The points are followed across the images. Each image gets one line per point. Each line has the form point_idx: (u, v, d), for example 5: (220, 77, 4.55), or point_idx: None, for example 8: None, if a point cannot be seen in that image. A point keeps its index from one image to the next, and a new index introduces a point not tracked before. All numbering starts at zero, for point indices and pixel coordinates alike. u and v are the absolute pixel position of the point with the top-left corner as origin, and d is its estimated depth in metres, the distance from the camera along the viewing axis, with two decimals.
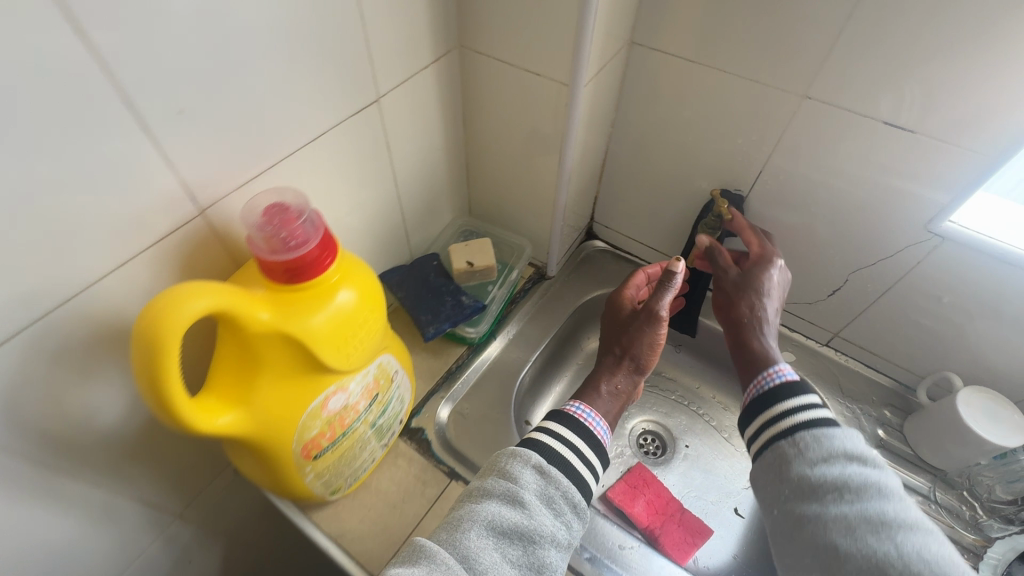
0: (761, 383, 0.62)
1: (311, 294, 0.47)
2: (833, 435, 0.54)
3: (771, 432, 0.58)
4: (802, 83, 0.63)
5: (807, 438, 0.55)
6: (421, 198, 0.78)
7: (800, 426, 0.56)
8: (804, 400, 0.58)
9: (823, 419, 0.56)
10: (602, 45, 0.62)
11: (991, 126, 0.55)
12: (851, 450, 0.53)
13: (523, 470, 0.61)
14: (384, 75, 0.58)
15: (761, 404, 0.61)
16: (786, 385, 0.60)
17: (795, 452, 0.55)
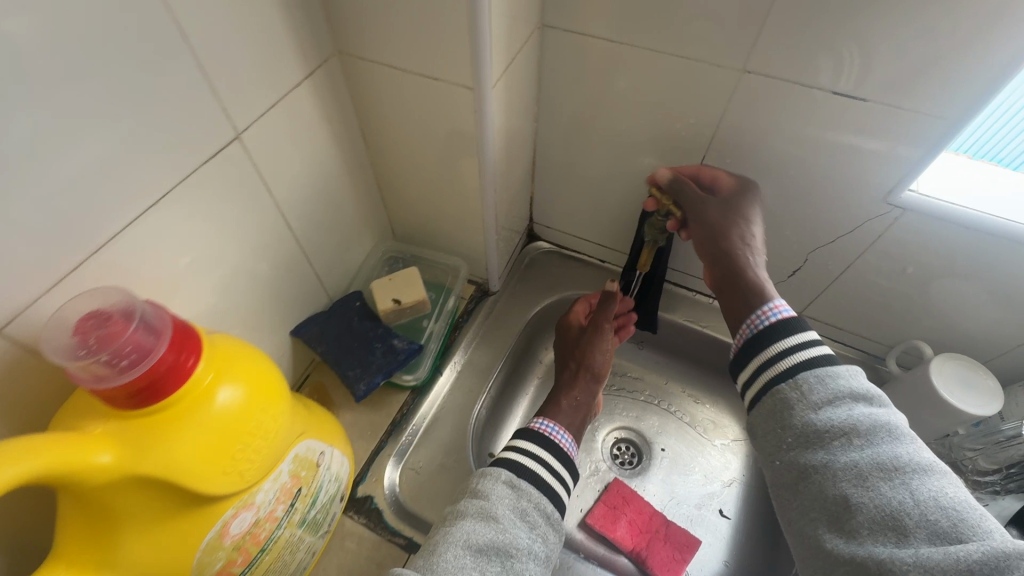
0: (755, 323, 0.56)
1: (177, 412, 0.37)
2: (835, 372, 0.49)
3: (768, 375, 0.52)
4: (735, 57, 0.55)
5: (810, 380, 0.49)
6: (328, 232, 0.67)
7: (800, 365, 0.50)
8: (801, 336, 0.52)
9: (824, 356, 0.50)
10: (507, 38, 0.52)
11: (947, 87, 0.49)
12: (859, 391, 0.47)
13: (492, 486, 0.58)
14: (240, 106, 0.47)
15: (755, 346, 0.54)
16: (783, 323, 0.54)
17: (797, 397, 0.49)
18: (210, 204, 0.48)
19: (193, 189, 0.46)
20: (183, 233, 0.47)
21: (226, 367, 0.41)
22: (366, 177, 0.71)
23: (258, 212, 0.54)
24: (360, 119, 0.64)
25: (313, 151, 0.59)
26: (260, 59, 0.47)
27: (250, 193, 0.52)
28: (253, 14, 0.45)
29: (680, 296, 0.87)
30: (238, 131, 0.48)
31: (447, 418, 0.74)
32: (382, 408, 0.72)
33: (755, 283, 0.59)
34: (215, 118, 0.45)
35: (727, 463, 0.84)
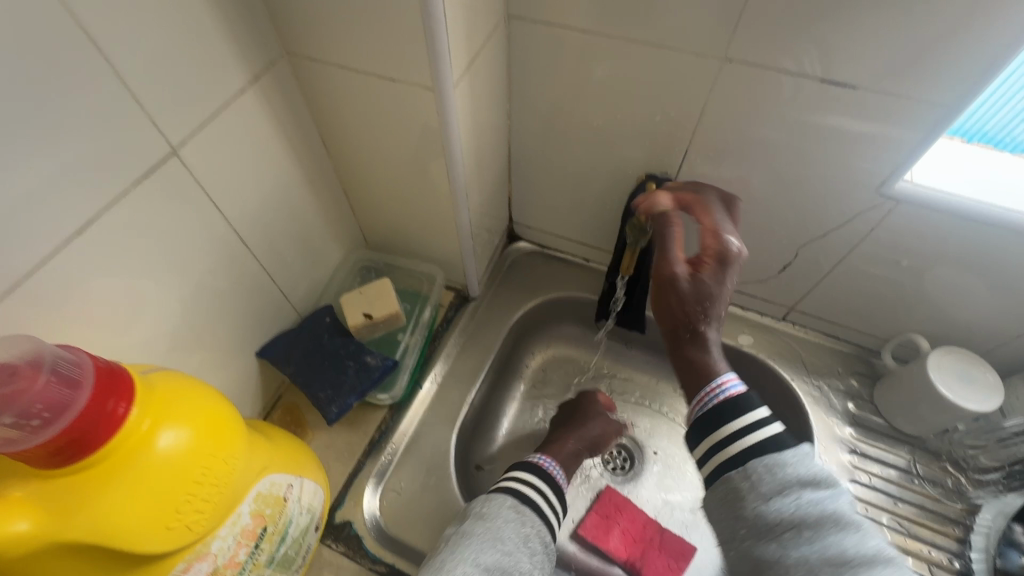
0: (703, 401, 0.47)
1: (111, 466, 0.34)
2: (782, 458, 0.42)
3: (719, 460, 0.44)
4: (709, 46, 0.52)
5: (756, 471, 0.42)
6: (290, 245, 0.64)
7: (740, 447, 0.44)
8: (752, 419, 0.44)
9: (771, 441, 0.43)
10: (467, 32, 0.49)
11: (937, 71, 0.46)
12: (805, 474, 0.41)
13: (499, 508, 0.59)
14: (169, 119, 0.43)
15: (705, 426, 0.46)
16: (733, 403, 0.46)
17: (748, 487, 0.42)
18: (149, 222, 0.46)
19: (128, 207, 0.43)
20: (121, 255, 0.44)
21: (168, 410, 0.37)
22: (330, 185, 0.67)
23: (206, 228, 0.51)
24: (318, 124, 0.61)
25: (264, 161, 0.55)
26: (193, 65, 0.44)
27: (194, 209, 0.49)
28: (181, 17, 0.42)
29: None
30: (174, 144, 0.45)
31: (428, 435, 0.70)
32: (359, 427, 0.69)
33: (698, 358, 0.48)
34: (145, 130, 0.42)
35: None
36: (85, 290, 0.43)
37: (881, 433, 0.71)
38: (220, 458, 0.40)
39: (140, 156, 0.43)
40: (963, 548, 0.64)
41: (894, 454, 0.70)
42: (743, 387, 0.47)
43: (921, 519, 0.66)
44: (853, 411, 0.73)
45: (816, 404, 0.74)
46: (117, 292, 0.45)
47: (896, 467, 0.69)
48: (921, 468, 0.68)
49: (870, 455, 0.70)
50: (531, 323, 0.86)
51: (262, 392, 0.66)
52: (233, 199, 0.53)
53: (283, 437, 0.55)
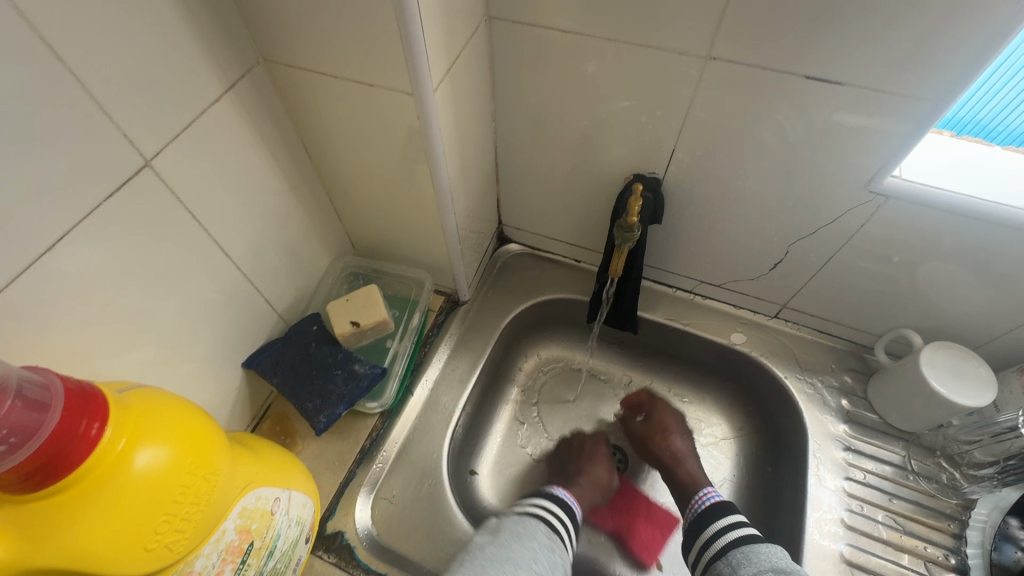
0: (695, 507, 0.69)
1: (85, 489, 0.33)
2: (760, 550, 0.59)
3: (710, 553, 0.63)
4: (690, 44, 0.51)
5: (738, 555, 0.60)
6: (274, 253, 0.63)
7: (732, 545, 0.61)
8: (733, 519, 0.64)
9: (749, 536, 0.62)
10: (446, 35, 0.48)
11: (920, 67, 0.46)
12: (779, 565, 0.56)
13: (535, 531, 0.61)
14: (140, 131, 0.43)
15: (698, 525, 0.67)
16: (717, 505, 0.67)
17: (729, 571, 0.60)
18: (126, 235, 0.45)
19: (102, 220, 0.43)
20: (98, 269, 0.44)
21: (144, 430, 0.36)
22: (314, 191, 0.67)
23: (186, 240, 0.51)
24: (298, 130, 0.60)
25: (243, 170, 0.54)
26: (165, 75, 0.43)
27: (172, 220, 0.49)
28: (152, 27, 0.41)
29: (660, 293, 0.83)
30: (148, 156, 0.44)
31: (420, 441, 0.70)
32: (350, 435, 0.68)
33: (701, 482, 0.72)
34: (114, 143, 0.41)
35: (717, 466, 0.79)
36: (61, 307, 0.42)
37: (875, 429, 0.71)
38: (200, 476, 0.39)
39: (112, 167, 0.42)
40: (958, 544, 0.63)
41: (888, 450, 0.70)
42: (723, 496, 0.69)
43: (916, 515, 0.65)
44: (847, 408, 0.73)
45: (809, 401, 0.73)
46: (95, 307, 0.44)
47: (890, 463, 0.69)
48: (916, 464, 0.68)
49: (863, 451, 0.70)
50: (523, 325, 0.85)
51: (250, 403, 0.66)
52: (213, 208, 0.53)
53: (269, 449, 0.54)
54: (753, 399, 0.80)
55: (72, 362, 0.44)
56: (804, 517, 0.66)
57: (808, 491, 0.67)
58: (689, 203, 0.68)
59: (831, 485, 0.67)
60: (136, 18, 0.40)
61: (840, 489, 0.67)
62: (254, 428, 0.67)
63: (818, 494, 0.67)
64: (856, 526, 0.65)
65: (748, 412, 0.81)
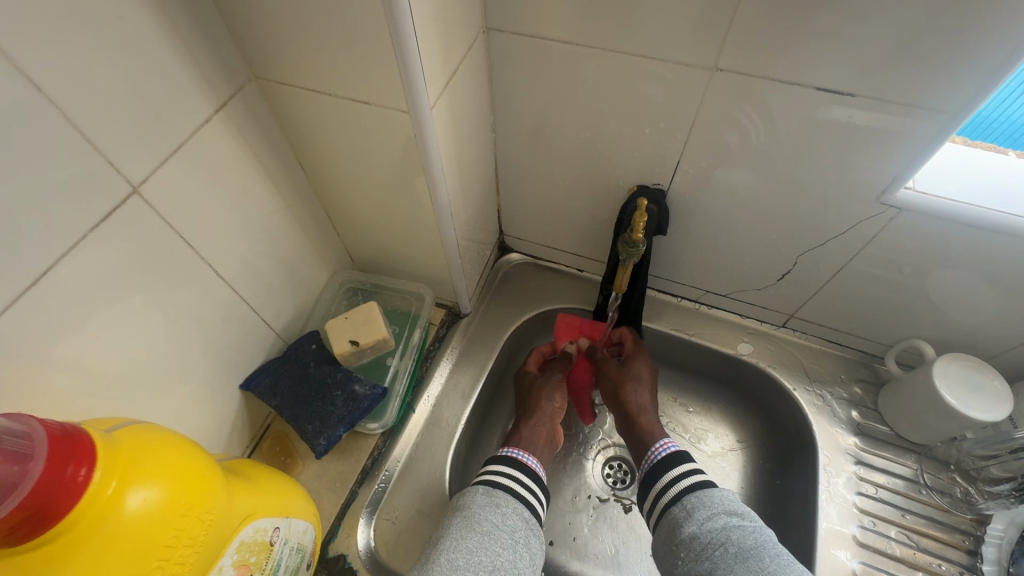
0: (651, 457, 0.66)
1: (76, 535, 0.32)
2: (712, 494, 0.59)
3: (663, 500, 0.61)
4: (695, 56, 0.50)
5: (692, 500, 0.59)
6: (271, 272, 0.62)
7: (687, 491, 0.60)
8: (685, 467, 0.63)
9: (700, 482, 0.61)
10: (443, 51, 0.47)
11: (934, 77, 0.44)
12: (730, 506, 0.57)
13: (472, 498, 0.61)
14: (129, 158, 0.42)
15: (651, 477, 0.64)
16: (674, 455, 0.65)
17: (683, 516, 0.59)
18: (117, 264, 0.44)
19: (91, 250, 0.41)
20: (89, 300, 0.42)
21: (136, 470, 0.35)
22: (311, 207, 0.65)
23: (179, 264, 0.50)
24: (293, 147, 0.58)
25: (237, 189, 0.53)
26: (153, 99, 0.42)
27: (164, 245, 0.47)
28: (138, 49, 0.40)
29: (665, 303, 0.81)
30: (136, 182, 0.43)
31: (422, 459, 0.69)
32: (351, 455, 0.67)
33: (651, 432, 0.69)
34: (101, 171, 0.40)
35: (726, 478, 0.77)
36: (52, 341, 0.41)
37: (886, 442, 0.70)
38: (195, 514, 0.38)
39: (100, 196, 0.41)
40: (974, 562, 0.62)
41: (901, 463, 0.68)
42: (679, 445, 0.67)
43: (929, 531, 0.64)
44: (857, 420, 0.71)
45: (819, 413, 0.72)
46: (86, 339, 0.43)
47: (902, 477, 0.67)
48: (929, 478, 0.67)
49: (875, 465, 0.68)
50: (525, 336, 0.84)
51: (249, 423, 0.65)
52: (206, 231, 0.51)
53: (267, 475, 0.53)
54: (763, 409, 0.78)
55: (64, 395, 0.43)
56: (814, 535, 0.65)
57: (818, 508, 0.66)
58: (694, 214, 0.67)
59: (843, 500, 0.66)
60: (121, 42, 0.38)
61: (851, 504, 0.66)
62: (254, 449, 0.66)
63: (828, 511, 0.66)
64: (869, 543, 0.64)
65: (756, 422, 0.79)
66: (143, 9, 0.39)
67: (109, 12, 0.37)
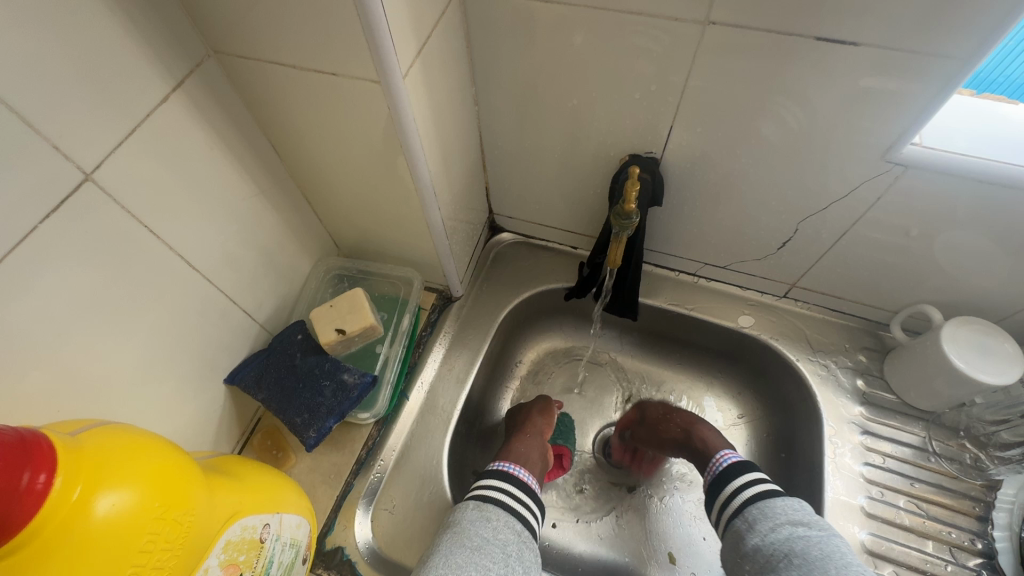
0: (715, 466, 0.66)
1: (42, 544, 0.30)
2: (776, 504, 0.58)
3: (729, 510, 0.62)
4: (688, 7, 0.46)
5: (755, 512, 0.59)
6: (249, 262, 0.59)
7: (751, 502, 0.60)
8: (755, 476, 0.62)
9: (764, 494, 0.60)
10: (412, 16, 0.43)
11: (950, 21, 0.40)
12: (794, 517, 0.56)
13: (463, 513, 0.59)
14: (74, 143, 0.38)
15: (717, 483, 0.65)
16: (737, 464, 0.65)
17: (746, 527, 0.58)
18: (78, 260, 0.41)
19: (43, 245, 0.38)
20: (46, 300, 0.40)
21: (106, 473, 0.33)
22: (288, 193, 0.62)
23: (148, 258, 0.47)
24: (262, 128, 0.55)
25: (205, 175, 0.50)
26: (101, 78, 0.39)
27: (127, 237, 0.45)
28: (77, 21, 0.36)
29: (662, 277, 0.79)
30: (88, 169, 0.40)
31: (419, 446, 0.67)
32: (344, 447, 0.65)
33: (706, 443, 0.70)
34: (46, 158, 0.37)
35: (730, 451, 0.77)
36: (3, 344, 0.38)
37: (892, 410, 0.68)
38: (174, 514, 0.36)
39: (49, 187, 0.38)
40: (984, 528, 0.62)
41: (908, 431, 0.67)
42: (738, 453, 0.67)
43: (938, 499, 0.63)
44: (862, 389, 0.70)
45: (823, 384, 0.70)
46: (49, 341, 0.41)
47: (909, 447, 0.66)
48: (937, 445, 0.66)
49: (880, 434, 0.67)
50: (519, 318, 0.82)
51: (238, 419, 0.63)
52: (174, 221, 0.49)
53: (256, 473, 0.51)
54: (764, 382, 0.77)
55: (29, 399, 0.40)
56: (821, 507, 0.64)
57: (825, 479, 0.65)
58: (690, 183, 0.64)
59: (850, 471, 0.65)
60: (56, 12, 0.35)
61: (859, 475, 0.65)
62: (245, 444, 0.64)
63: (835, 482, 0.65)
64: (877, 514, 0.63)
65: (759, 395, 0.78)
66: None
67: None
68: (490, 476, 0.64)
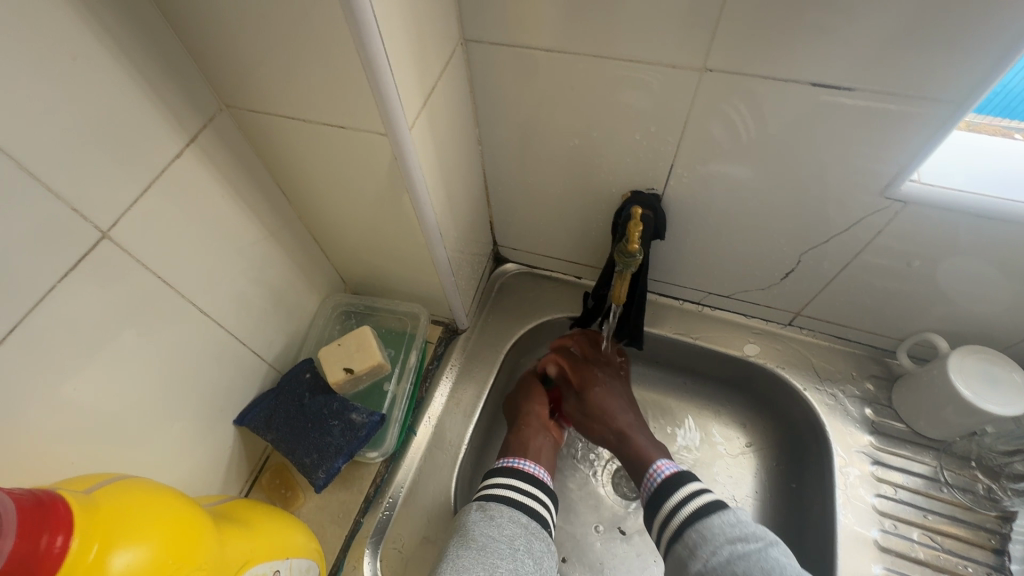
0: (651, 481, 0.65)
1: None
2: (712, 524, 0.58)
3: (668, 534, 0.61)
4: (685, 55, 0.47)
5: (694, 535, 0.58)
6: (259, 303, 0.60)
7: (687, 523, 0.59)
8: (684, 493, 0.62)
9: (698, 511, 0.60)
10: (417, 69, 0.45)
11: (938, 66, 0.42)
12: (731, 533, 0.56)
13: (468, 515, 0.59)
14: (93, 202, 0.40)
15: (653, 507, 0.63)
16: (669, 482, 0.64)
17: (688, 552, 0.58)
18: (93, 314, 0.42)
19: (60, 302, 0.39)
20: (62, 354, 0.41)
21: (118, 531, 0.33)
22: (297, 233, 0.63)
23: (160, 307, 0.48)
24: (272, 174, 0.56)
25: (217, 223, 0.52)
26: (119, 140, 0.40)
27: (142, 288, 0.46)
28: (99, 88, 0.38)
29: (667, 306, 0.79)
30: (105, 227, 0.41)
31: (427, 483, 0.67)
32: (353, 485, 0.65)
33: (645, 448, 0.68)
34: (65, 219, 0.38)
35: (740, 482, 0.75)
36: (21, 401, 0.39)
37: (903, 440, 0.68)
38: (189, 566, 0.36)
39: (67, 247, 0.39)
40: (1001, 561, 0.61)
41: (919, 461, 0.67)
42: (674, 466, 0.66)
43: (952, 531, 0.63)
44: (871, 418, 0.69)
45: (831, 413, 0.70)
46: (64, 393, 0.42)
47: (920, 478, 0.66)
48: (949, 475, 0.65)
49: (890, 464, 0.67)
50: (525, 348, 0.82)
51: (247, 458, 0.63)
52: (188, 270, 0.50)
53: (264, 518, 0.51)
54: (772, 409, 0.77)
55: (45, 451, 0.41)
56: (833, 540, 0.63)
57: (837, 511, 0.64)
58: (691, 217, 0.65)
59: (862, 503, 0.65)
60: (79, 82, 0.36)
61: (871, 507, 0.64)
62: (253, 484, 0.64)
63: (847, 514, 0.64)
64: (890, 547, 0.62)
65: (767, 422, 0.77)
66: (100, 48, 0.37)
67: (62, 53, 0.35)
68: (496, 472, 0.65)
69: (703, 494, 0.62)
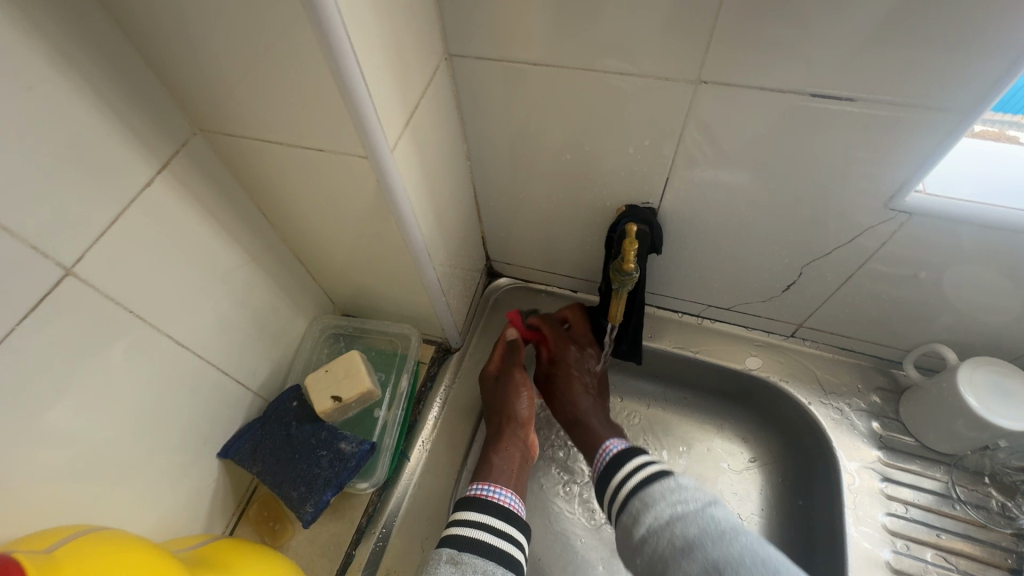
0: (602, 456, 0.63)
1: None
2: (653, 489, 0.56)
3: (615, 503, 0.59)
4: (679, 66, 0.45)
5: (638, 503, 0.56)
6: (242, 330, 0.58)
7: (632, 492, 0.58)
8: (631, 463, 0.60)
9: (643, 479, 0.58)
10: (398, 88, 0.43)
11: (943, 75, 0.40)
12: (672, 496, 0.55)
13: (436, 569, 0.53)
14: (56, 237, 0.38)
15: (602, 477, 0.62)
16: (619, 456, 0.62)
17: (632, 521, 0.56)
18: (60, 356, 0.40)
19: (22, 346, 0.37)
20: (25, 400, 0.38)
21: None
22: (281, 256, 0.61)
23: (135, 342, 0.46)
24: (252, 197, 0.54)
25: (194, 251, 0.49)
26: (83, 171, 0.38)
27: (114, 323, 0.43)
28: (59, 118, 0.36)
29: (665, 319, 0.78)
30: (69, 264, 0.39)
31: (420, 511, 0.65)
32: (344, 515, 0.63)
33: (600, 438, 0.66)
34: (25, 258, 0.36)
35: (746, 497, 0.73)
36: None
37: (912, 454, 0.66)
38: None
39: (28, 287, 0.37)
40: None
41: (929, 476, 0.65)
42: (623, 443, 0.64)
43: (967, 551, 0.61)
44: (879, 432, 0.67)
45: (836, 427, 0.68)
46: (29, 440, 0.39)
47: (932, 494, 0.64)
48: (962, 492, 0.63)
49: (900, 480, 0.65)
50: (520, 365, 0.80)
51: (233, 491, 0.61)
52: (164, 301, 0.48)
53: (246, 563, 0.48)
54: (776, 423, 0.75)
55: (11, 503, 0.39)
56: (844, 560, 0.61)
57: (846, 531, 0.62)
58: (688, 230, 0.63)
59: (873, 522, 0.63)
60: (36, 114, 0.34)
61: (882, 526, 0.62)
62: (240, 517, 0.62)
63: (857, 534, 0.62)
64: (904, 569, 0.60)
65: (771, 436, 0.75)
66: (59, 76, 0.35)
67: (15, 84, 0.33)
68: (466, 511, 0.58)
69: (651, 462, 0.60)
